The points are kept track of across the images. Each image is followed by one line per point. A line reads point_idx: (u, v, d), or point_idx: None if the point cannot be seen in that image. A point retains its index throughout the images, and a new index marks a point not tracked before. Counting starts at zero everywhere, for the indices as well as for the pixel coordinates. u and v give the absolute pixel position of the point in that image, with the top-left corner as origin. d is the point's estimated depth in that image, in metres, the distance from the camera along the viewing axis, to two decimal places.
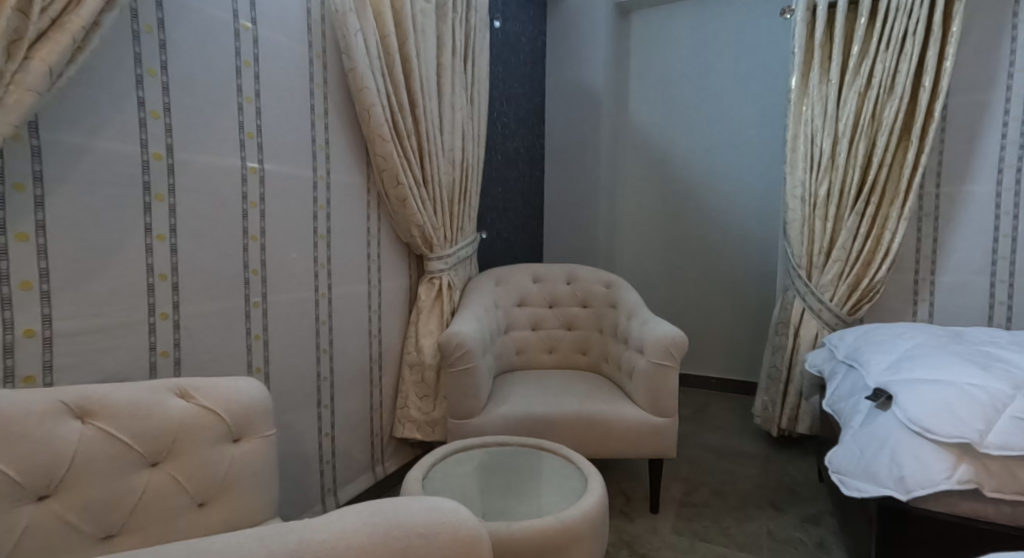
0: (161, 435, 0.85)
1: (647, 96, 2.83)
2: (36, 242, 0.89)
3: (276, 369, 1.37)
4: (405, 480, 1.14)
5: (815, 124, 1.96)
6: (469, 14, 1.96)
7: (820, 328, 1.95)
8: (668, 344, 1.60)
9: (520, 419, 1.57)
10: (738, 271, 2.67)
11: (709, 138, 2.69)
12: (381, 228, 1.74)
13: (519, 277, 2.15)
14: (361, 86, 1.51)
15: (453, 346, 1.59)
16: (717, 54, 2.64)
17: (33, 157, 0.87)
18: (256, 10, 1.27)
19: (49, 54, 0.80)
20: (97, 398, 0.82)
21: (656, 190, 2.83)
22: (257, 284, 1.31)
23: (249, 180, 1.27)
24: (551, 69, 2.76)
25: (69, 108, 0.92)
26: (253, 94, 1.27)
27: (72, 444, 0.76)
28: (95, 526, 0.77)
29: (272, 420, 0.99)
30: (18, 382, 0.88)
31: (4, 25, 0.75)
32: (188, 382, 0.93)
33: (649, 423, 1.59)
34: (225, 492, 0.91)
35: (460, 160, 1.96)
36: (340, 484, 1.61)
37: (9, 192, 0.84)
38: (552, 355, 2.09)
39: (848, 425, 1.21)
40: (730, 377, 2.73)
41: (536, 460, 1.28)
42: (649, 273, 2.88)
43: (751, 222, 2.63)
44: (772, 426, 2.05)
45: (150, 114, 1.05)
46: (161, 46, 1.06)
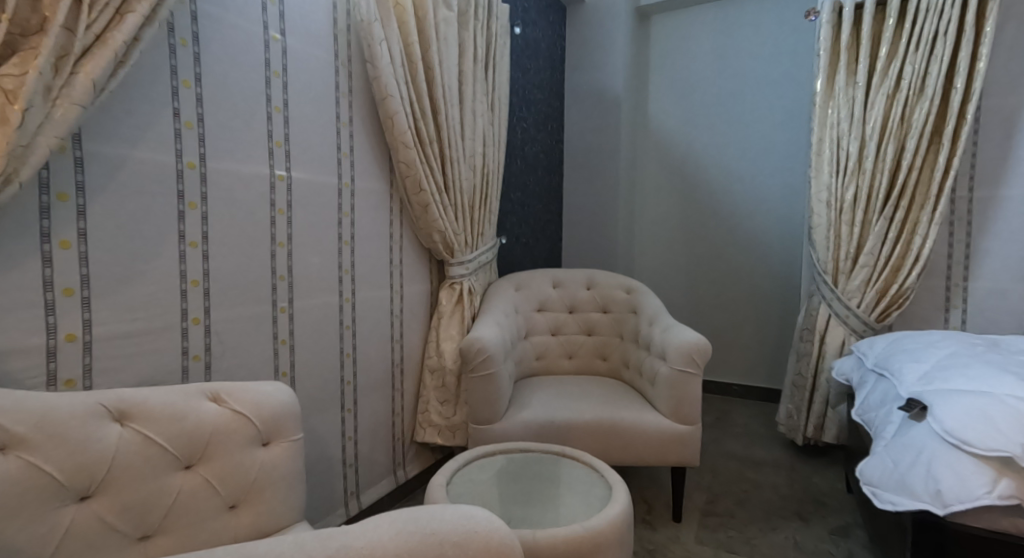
0: (195, 438, 0.87)
1: (667, 100, 2.81)
2: (77, 250, 0.92)
3: (301, 373, 1.39)
4: (429, 485, 1.15)
5: (841, 127, 1.92)
6: (490, 21, 1.97)
7: (847, 335, 1.91)
8: (691, 350, 1.59)
9: (541, 425, 1.57)
10: (761, 277, 2.63)
11: (731, 142, 2.66)
12: (403, 233, 1.76)
13: (539, 282, 2.15)
14: (384, 94, 1.53)
15: (474, 352, 1.59)
16: (739, 57, 2.61)
17: (76, 167, 0.91)
18: (285, 22, 1.30)
19: (94, 68, 0.83)
20: (136, 401, 0.84)
21: (676, 195, 2.80)
22: (284, 290, 1.33)
23: (277, 188, 1.29)
24: (571, 74, 2.76)
25: (109, 120, 0.95)
26: (282, 103, 1.30)
27: (112, 446, 0.78)
28: (133, 526, 0.79)
29: (300, 424, 1.01)
30: (60, 385, 0.91)
31: (53, 42, 0.78)
32: (220, 387, 0.95)
33: (672, 430, 1.57)
34: (255, 495, 0.93)
35: (481, 166, 1.97)
36: (363, 488, 1.63)
37: (53, 202, 0.88)
38: (571, 361, 2.08)
39: (880, 436, 1.19)
40: (752, 384, 2.68)
41: (558, 468, 1.27)
42: (669, 278, 2.85)
43: (774, 227, 2.59)
44: (797, 435, 2.01)
45: (184, 125, 1.08)
46: (195, 58, 1.09)
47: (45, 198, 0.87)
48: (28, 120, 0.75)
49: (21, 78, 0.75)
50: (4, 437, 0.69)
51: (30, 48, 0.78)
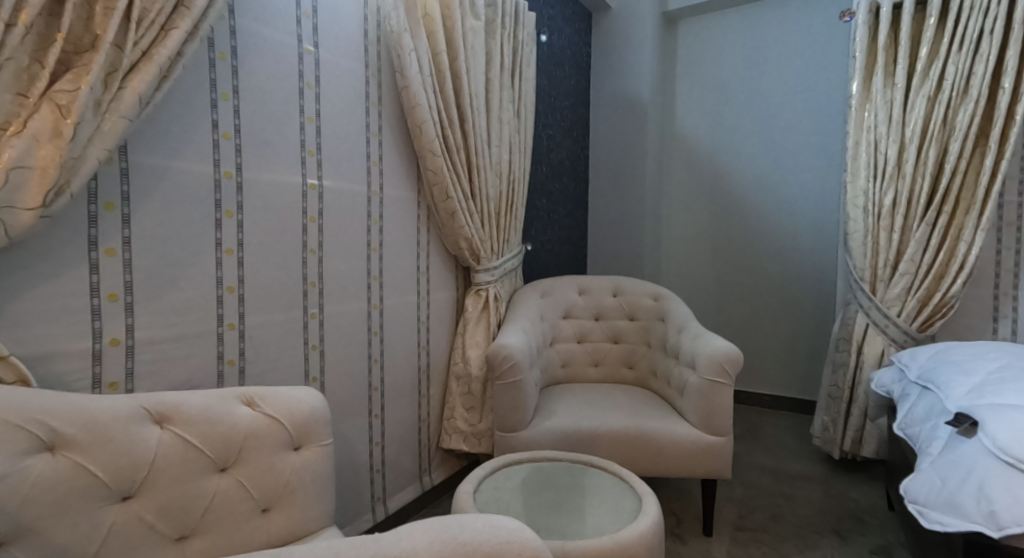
0: (231, 441, 0.89)
1: (695, 105, 2.77)
2: (122, 257, 0.95)
3: (331, 379, 1.41)
4: (456, 493, 1.14)
5: (879, 130, 1.86)
6: (517, 29, 1.98)
7: (887, 345, 1.84)
8: (722, 360, 1.55)
9: (568, 433, 1.56)
10: (794, 285, 2.56)
11: (762, 146, 2.61)
12: (430, 241, 1.77)
13: (565, 289, 2.13)
14: (413, 103, 1.56)
15: (500, 358, 1.59)
16: (771, 60, 2.56)
17: (122, 177, 0.94)
18: (318, 34, 1.33)
19: (140, 83, 0.86)
20: (175, 404, 0.86)
21: (704, 201, 2.76)
22: (315, 296, 1.35)
23: (310, 196, 1.32)
24: (597, 80, 2.76)
25: (153, 132, 0.99)
26: (314, 113, 1.33)
27: (152, 448, 0.80)
28: (172, 526, 0.81)
29: (330, 429, 1.02)
30: (104, 387, 0.94)
31: (104, 59, 0.82)
32: (254, 391, 0.97)
33: (702, 441, 1.53)
34: (287, 499, 0.94)
35: (507, 172, 1.98)
36: (389, 494, 1.64)
37: (100, 211, 0.91)
38: (597, 369, 2.06)
39: (925, 452, 1.13)
40: (785, 395, 2.61)
41: (587, 478, 1.26)
42: (697, 285, 2.80)
43: (807, 234, 2.52)
44: (834, 448, 1.94)
45: (222, 136, 1.11)
46: (233, 71, 1.13)
47: (93, 207, 0.90)
48: (79, 134, 0.79)
49: (74, 93, 0.79)
50: (53, 437, 0.72)
51: (82, 65, 0.82)
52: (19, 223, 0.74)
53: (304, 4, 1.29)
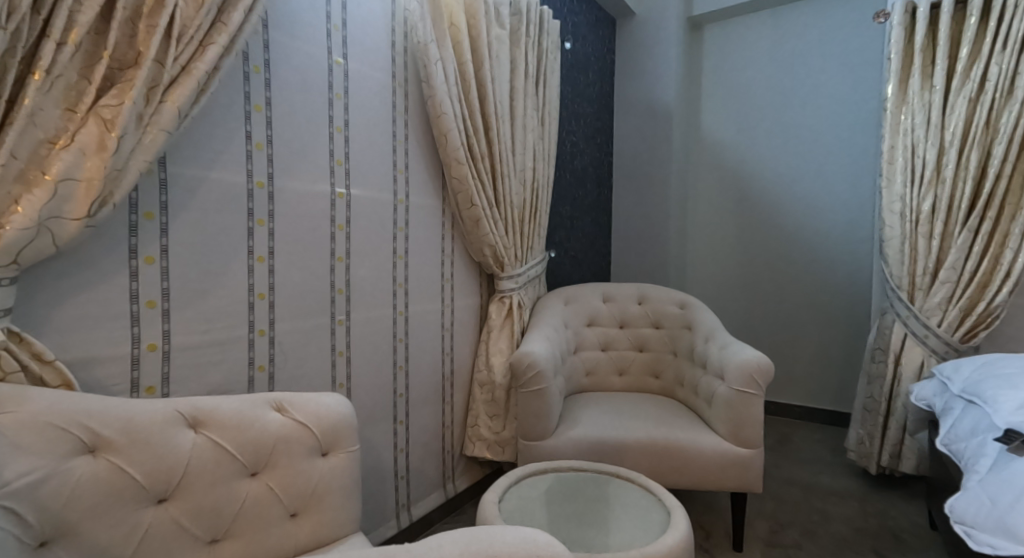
0: (261, 446, 0.90)
1: (721, 110, 2.73)
2: (160, 265, 0.98)
3: (357, 385, 1.43)
4: (481, 502, 1.14)
5: (916, 134, 1.81)
6: (542, 37, 1.99)
7: (927, 356, 1.77)
8: (752, 370, 1.52)
9: (593, 443, 1.54)
10: (825, 293, 2.48)
11: (792, 151, 2.55)
12: (454, 248, 1.78)
13: (589, 296, 2.12)
14: (439, 112, 1.57)
15: (525, 366, 1.59)
16: (800, 64, 2.51)
17: (160, 188, 0.97)
18: (347, 46, 1.36)
19: (179, 97, 0.89)
20: (208, 409, 0.88)
21: (731, 207, 2.71)
22: (342, 303, 1.37)
23: (338, 205, 1.34)
24: (621, 87, 2.74)
25: (190, 144, 1.02)
26: (343, 123, 1.35)
27: (187, 452, 0.82)
28: (204, 529, 0.83)
29: (357, 435, 1.03)
30: (142, 391, 0.97)
31: (146, 75, 0.85)
32: (283, 397, 0.98)
33: (732, 453, 1.49)
34: (315, 505, 0.95)
35: (531, 180, 1.98)
36: (414, 501, 1.64)
37: (140, 220, 0.95)
38: (622, 378, 2.03)
39: (972, 470, 1.08)
40: (816, 406, 2.53)
41: (613, 489, 1.24)
42: (724, 293, 2.75)
43: (839, 241, 2.45)
44: (870, 463, 1.87)
45: (255, 146, 1.14)
46: (266, 84, 1.16)
47: (133, 217, 0.94)
48: (122, 146, 0.82)
49: (118, 108, 0.82)
50: (94, 440, 0.74)
51: (126, 81, 0.85)
52: (66, 232, 0.78)
53: (334, 17, 1.32)
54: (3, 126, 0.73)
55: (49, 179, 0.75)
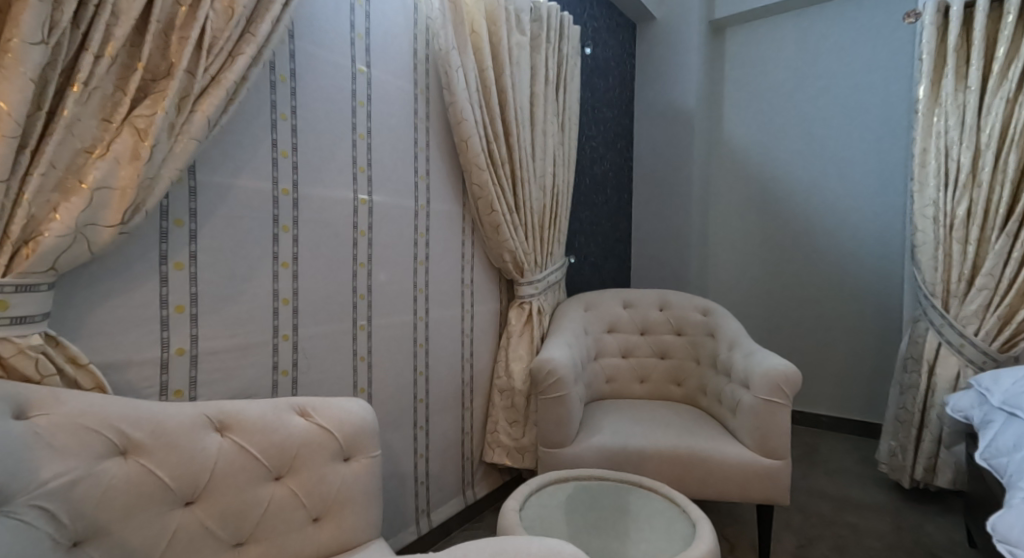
0: (285, 450, 0.91)
1: (744, 113, 2.69)
2: (189, 271, 1.00)
3: (378, 390, 1.43)
4: (502, 510, 1.13)
5: (950, 136, 1.75)
6: (562, 43, 1.99)
7: (963, 366, 1.70)
8: (779, 379, 1.48)
9: (615, 451, 1.52)
10: (852, 300, 2.42)
11: (818, 155, 2.50)
12: (475, 253, 1.79)
13: (610, 302, 2.10)
14: (459, 119, 1.58)
15: (545, 373, 1.58)
16: (826, 66, 2.47)
17: (190, 196, 1.00)
18: (371, 54, 1.38)
19: (209, 107, 0.91)
20: (234, 413, 0.89)
21: (755, 212, 2.67)
22: (364, 308, 1.38)
23: (360, 211, 1.35)
24: (641, 91, 2.73)
25: (219, 153, 1.04)
26: (366, 131, 1.37)
27: (213, 455, 0.83)
28: (229, 532, 0.83)
29: (378, 441, 1.03)
30: (170, 394, 0.99)
31: (177, 85, 0.87)
32: (307, 401, 0.99)
33: (758, 464, 1.46)
34: (337, 509, 0.95)
35: (551, 185, 1.98)
36: (433, 507, 1.64)
37: (171, 228, 0.97)
38: (643, 385, 2.01)
39: (1015, 487, 1.04)
40: (844, 416, 2.46)
41: (636, 499, 1.22)
42: (747, 299, 2.70)
43: (868, 246, 2.39)
44: (903, 476, 1.81)
45: (281, 154, 1.16)
46: (292, 93, 1.18)
47: (164, 224, 0.96)
48: (155, 155, 0.84)
49: (151, 118, 0.84)
50: (125, 442, 0.76)
51: (158, 91, 0.87)
52: (101, 238, 0.80)
53: (358, 26, 1.34)
54: (44, 136, 0.75)
55: (86, 187, 0.77)
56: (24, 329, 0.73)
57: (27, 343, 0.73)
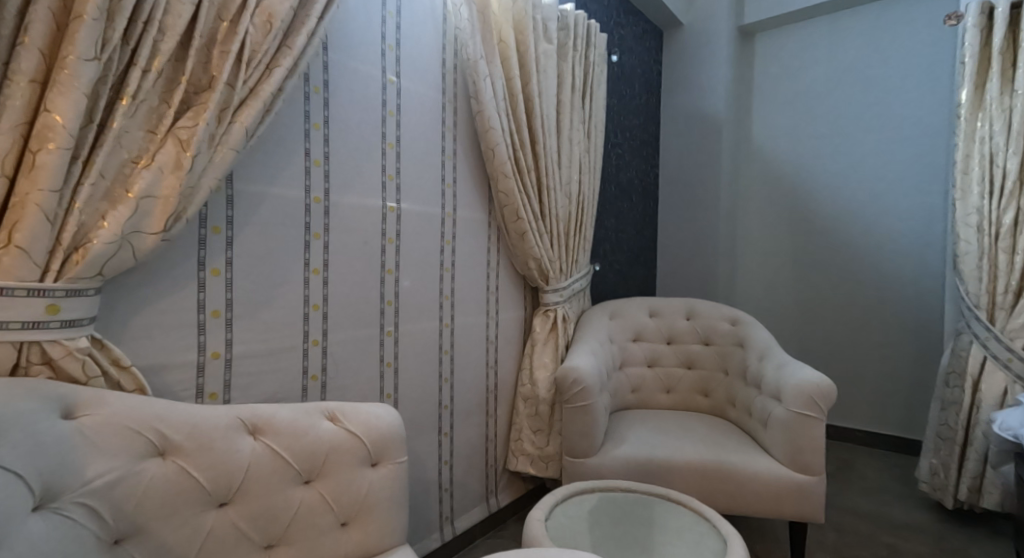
0: (315, 454, 0.92)
1: (774, 119, 2.65)
2: (225, 276, 1.03)
3: (404, 396, 1.44)
4: (527, 520, 1.12)
5: (996, 141, 1.69)
6: (589, 51, 1.99)
7: (1011, 382, 1.62)
8: (813, 392, 1.44)
9: (641, 463, 1.49)
10: (888, 311, 2.34)
11: (852, 161, 2.44)
12: (500, 261, 1.79)
13: (635, 311, 2.08)
14: (486, 127, 1.59)
15: (570, 382, 1.57)
16: (862, 73, 2.40)
17: (227, 204, 1.03)
18: (401, 65, 1.40)
19: (247, 117, 0.94)
20: (266, 416, 0.91)
21: (785, 220, 2.61)
22: (391, 315, 1.39)
23: (388, 218, 1.37)
24: (668, 98, 2.71)
25: (255, 163, 1.07)
26: (395, 139, 1.39)
27: (247, 458, 0.85)
28: (261, 534, 0.85)
29: (406, 447, 1.03)
30: (205, 397, 1.01)
31: (218, 98, 0.90)
32: (336, 406, 1.00)
33: (791, 480, 1.41)
34: (364, 514, 0.95)
35: (577, 193, 1.97)
36: (457, 514, 1.64)
37: (208, 234, 1.00)
38: (669, 395, 1.97)
39: None
40: (881, 432, 2.37)
41: (664, 512, 1.20)
42: (776, 308, 2.64)
43: (906, 255, 2.31)
44: (946, 496, 1.73)
45: (313, 163, 1.18)
46: (324, 103, 1.20)
47: (202, 231, 0.99)
48: (195, 165, 0.87)
49: (193, 129, 0.87)
50: (164, 443, 0.78)
51: (200, 103, 0.90)
52: (145, 245, 0.82)
53: (389, 37, 1.36)
54: (95, 147, 0.79)
55: (132, 196, 0.81)
56: (72, 332, 0.76)
57: (75, 345, 0.76)
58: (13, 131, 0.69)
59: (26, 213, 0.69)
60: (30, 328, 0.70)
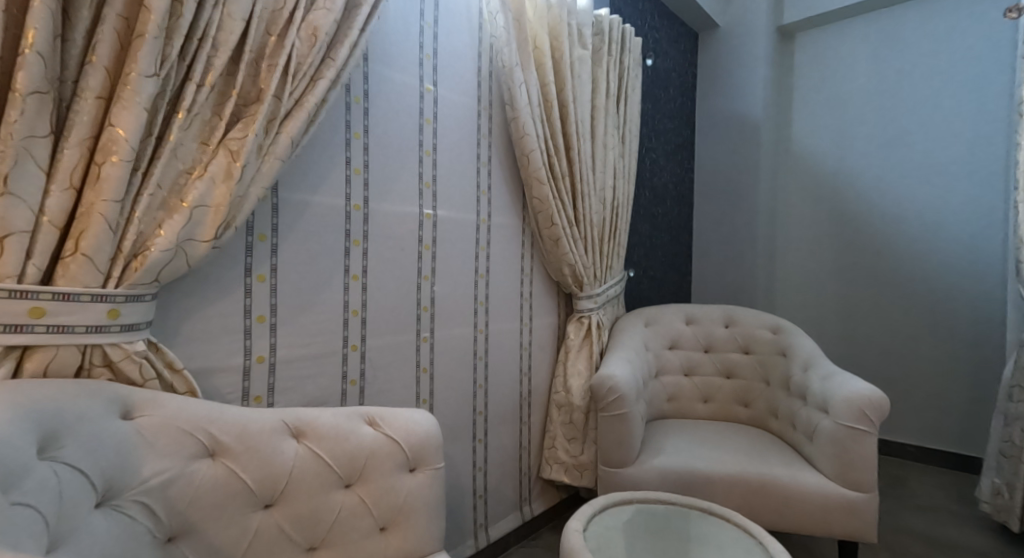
0: (355, 459, 0.92)
1: (816, 121, 2.56)
2: (270, 282, 1.06)
3: (439, 401, 1.45)
4: (565, 531, 1.10)
5: None
6: (623, 56, 1.98)
7: None
8: (863, 404, 1.38)
9: (680, 474, 1.45)
10: (941, 319, 2.23)
11: (900, 163, 2.33)
12: (534, 267, 1.78)
13: (671, 318, 2.04)
14: (521, 133, 1.59)
15: (606, 390, 1.54)
16: (911, 70, 2.31)
17: (272, 212, 1.06)
18: (437, 75, 1.42)
19: (293, 128, 0.97)
20: (309, 420, 0.92)
21: (828, 224, 2.51)
22: (427, 320, 1.40)
23: (425, 225, 1.38)
24: (704, 101, 2.66)
25: (298, 172, 1.10)
26: (432, 147, 1.40)
27: (291, 461, 0.86)
28: (304, 536, 0.86)
29: (443, 452, 1.02)
30: (251, 400, 1.04)
31: (266, 109, 0.93)
32: (375, 411, 1.00)
33: (840, 496, 1.35)
34: (403, 520, 0.95)
35: (611, 198, 1.95)
36: (491, 521, 1.63)
37: (255, 242, 1.03)
38: (707, 405, 1.92)
39: None
40: (935, 447, 2.25)
41: (705, 525, 1.16)
42: (819, 316, 2.54)
43: (960, 260, 2.20)
44: (1010, 519, 1.62)
45: (353, 171, 1.21)
46: (364, 113, 1.23)
47: (249, 239, 1.03)
48: (244, 174, 0.90)
49: (243, 140, 0.90)
50: (214, 444, 0.80)
51: (250, 115, 0.93)
52: (197, 252, 0.86)
53: (426, 47, 1.39)
54: (154, 159, 0.82)
55: (186, 205, 0.84)
56: (130, 336, 0.79)
57: (133, 348, 0.79)
58: (81, 144, 0.73)
59: (92, 223, 0.73)
60: (93, 332, 0.74)
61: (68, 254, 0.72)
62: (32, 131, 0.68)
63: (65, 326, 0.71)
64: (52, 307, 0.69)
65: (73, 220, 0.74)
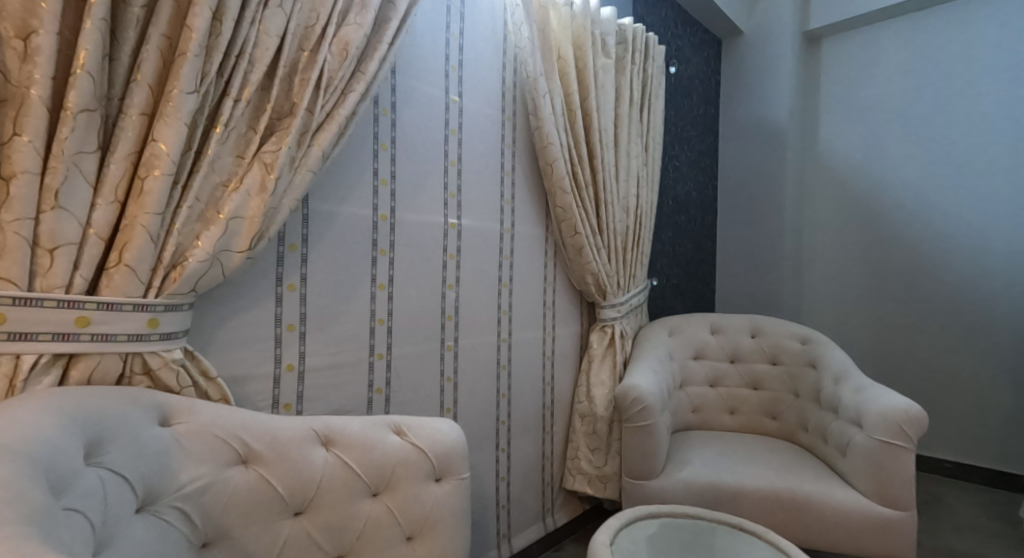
0: (383, 468, 0.93)
1: (844, 127, 2.51)
2: (300, 291, 1.08)
3: (463, 410, 1.45)
4: (592, 544, 1.08)
5: None
6: (647, 64, 1.97)
7: None
8: (900, 419, 1.34)
9: (707, 488, 1.42)
10: (980, 330, 2.15)
11: (934, 169, 2.27)
12: (557, 276, 1.78)
13: (696, 327, 2.01)
14: (545, 142, 1.59)
15: (630, 401, 1.52)
16: (944, 74, 2.25)
17: (302, 223, 1.08)
18: (462, 86, 1.43)
19: (324, 141, 0.99)
20: (337, 428, 0.92)
21: (859, 231, 2.45)
22: (451, 329, 1.40)
23: (450, 234, 1.39)
24: (728, 108, 2.63)
25: (327, 183, 1.12)
26: (457, 157, 1.42)
27: (320, 469, 0.87)
28: (332, 544, 0.87)
29: (468, 462, 1.02)
30: (281, 407, 1.05)
31: (299, 122, 0.96)
32: (402, 420, 1.01)
33: (876, 515, 1.31)
34: (429, 529, 0.95)
35: (635, 207, 1.94)
36: (514, 532, 1.62)
37: (286, 252, 1.05)
38: (733, 417, 1.88)
39: None
40: (974, 463, 2.17)
41: (735, 541, 1.13)
42: (849, 326, 2.46)
43: (999, 270, 2.12)
44: None
45: (381, 182, 1.22)
46: (392, 125, 1.25)
47: (281, 249, 1.05)
48: (278, 187, 0.92)
49: (276, 153, 0.93)
50: (247, 451, 0.82)
51: (283, 129, 0.96)
52: (232, 263, 0.88)
53: (452, 59, 1.40)
54: (192, 172, 0.85)
55: (222, 217, 0.86)
56: (168, 344, 0.81)
57: (170, 356, 0.81)
58: (126, 159, 0.76)
59: (134, 235, 0.75)
60: (135, 341, 0.76)
61: (113, 265, 0.75)
62: (81, 147, 0.71)
63: (109, 334, 0.73)
64: (96, 316, 0.72)
65: (117, 232, 0.77)
